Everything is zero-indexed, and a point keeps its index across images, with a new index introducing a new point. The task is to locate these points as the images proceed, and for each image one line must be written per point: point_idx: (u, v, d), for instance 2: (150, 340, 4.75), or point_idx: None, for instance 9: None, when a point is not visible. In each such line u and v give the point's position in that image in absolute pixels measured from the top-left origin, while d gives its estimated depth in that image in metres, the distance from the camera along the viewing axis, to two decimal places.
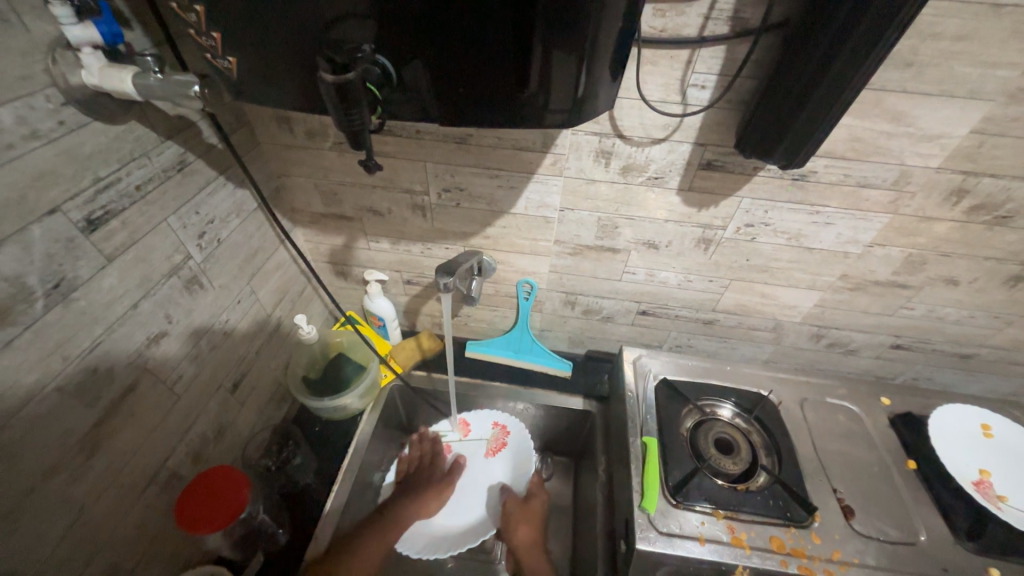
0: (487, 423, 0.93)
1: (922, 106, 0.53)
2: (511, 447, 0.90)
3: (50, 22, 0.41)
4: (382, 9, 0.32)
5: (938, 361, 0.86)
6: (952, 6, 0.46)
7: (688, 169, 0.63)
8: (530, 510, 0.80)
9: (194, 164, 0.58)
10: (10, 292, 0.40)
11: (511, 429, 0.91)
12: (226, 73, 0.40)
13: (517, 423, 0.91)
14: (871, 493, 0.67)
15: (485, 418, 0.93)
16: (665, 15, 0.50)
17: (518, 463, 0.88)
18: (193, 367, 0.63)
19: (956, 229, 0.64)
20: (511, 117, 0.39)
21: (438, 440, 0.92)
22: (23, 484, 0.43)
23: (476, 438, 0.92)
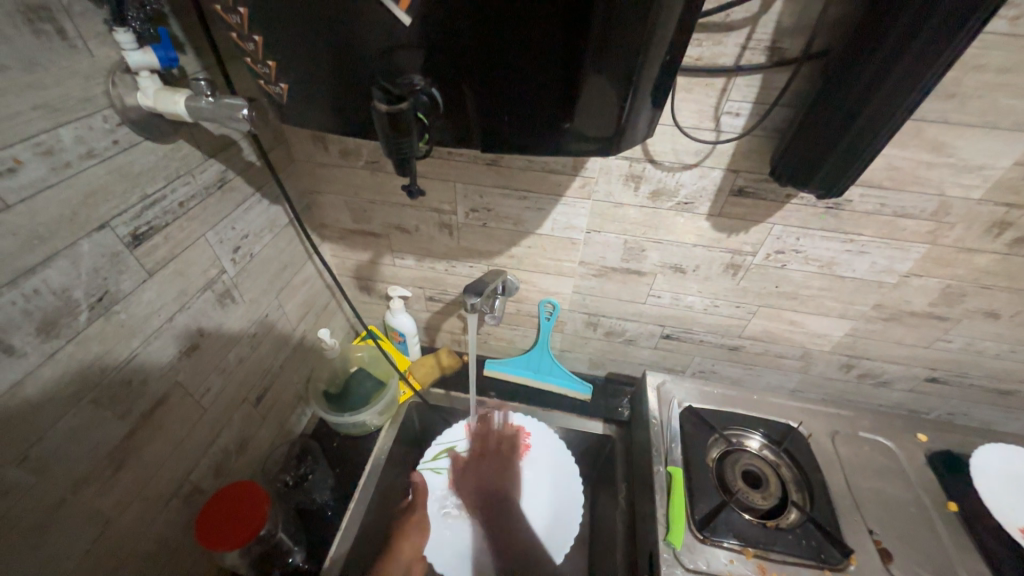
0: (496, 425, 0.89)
1: (964, 137, 0.52)
2: (534, 449, 0.87)
3: (113, 48, 0.43)
4: (434, 41, 0.33)
5: (975, 396, 0.82)
6: (998, 39, 0.45)
7: (719, 195, 0.63)
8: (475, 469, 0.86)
9: (234, 181, 0.60)
10: (56, 305, 0.41)
11: (531, 429, 0.88)
12: (277, 97, 0.41)
13: (536, 424, 0.89)
14: (910, 535, 0.64)
15: (494, 421, 0.89)
16: (703, 44, 0.50)
17: (542, 465, 0.85)
18: (220, 380, 0.64)
19: (997, 262, 0.62)
20: (550, 144, 0.39)
21: (449, 453, 0.86)
22: (55, 496, 0.43)
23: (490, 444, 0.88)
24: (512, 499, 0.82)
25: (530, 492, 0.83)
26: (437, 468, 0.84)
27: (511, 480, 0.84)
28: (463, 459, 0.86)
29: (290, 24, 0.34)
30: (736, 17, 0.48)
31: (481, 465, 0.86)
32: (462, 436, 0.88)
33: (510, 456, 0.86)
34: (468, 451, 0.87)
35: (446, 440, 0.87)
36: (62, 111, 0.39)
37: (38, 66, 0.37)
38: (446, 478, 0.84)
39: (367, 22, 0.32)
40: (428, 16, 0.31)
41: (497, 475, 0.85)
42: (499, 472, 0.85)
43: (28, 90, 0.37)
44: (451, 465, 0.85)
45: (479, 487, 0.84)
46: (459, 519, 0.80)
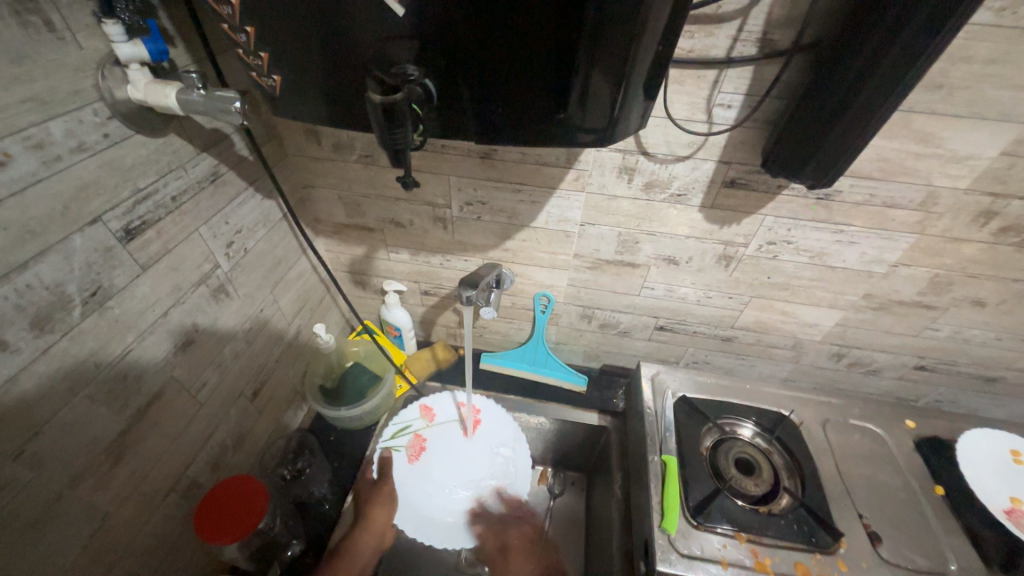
0: (449, 404, 0.90)
1: (951, 128, 0.53)
2: (486, 422, 0.88)
3: (101, 40, 0.42)
4: (429, 33, 0.33)
5: (962, 383, 0.84)
6: (984, 30, 0.46)
7: (711, 186, 0.63)
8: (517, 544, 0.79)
9: (226, 175, 0.60)
10: (50, 300, 0.41)
11: (481, 405, 0.89)
12: (269, 90, 0.41)
13: (487, 400, 0.90)
14: (898, 519, 0.65)
15: (450, 402, 0.90)
16: (695, 36, 0.50)
17: (496, 438, 0.86)
18: (216, 375, 0.64)
19: (984, 251, 0.63)
20: (543, 135, 0.39)
21: (407, 431, 0.85)
22: (52, 491, 0.43)
23: (445, 421, 0.88)
24: (469, 470, 0.83)
25: (488, 461, 0.84)
26: (396, 444, 0.82)
27: (468, 453, 0.85)
28: (421, 436, 0.85)
29: (282, 15, 0.34)
30: (727, 8, 0.48)
31: (438, 441, 0.85)
32: (417, 416, 0.87)
33: (466, 430, 0.87)
34: (426, 429, 0.86)
35: (402, 419, 0.86)
36: (51, 104, 0.39)
37: (25, 58, 0.37)
38: (406, 454, 0.82)
39: (361, 13, 0.32)
40: (421, 6, 0.31)
41: (451, 450, 0.85)
42: (454, 447, 0.85)
43: (16, 84, 0.36)
44: (409, 442, 0.84)
45: (440, 462, 0.83)
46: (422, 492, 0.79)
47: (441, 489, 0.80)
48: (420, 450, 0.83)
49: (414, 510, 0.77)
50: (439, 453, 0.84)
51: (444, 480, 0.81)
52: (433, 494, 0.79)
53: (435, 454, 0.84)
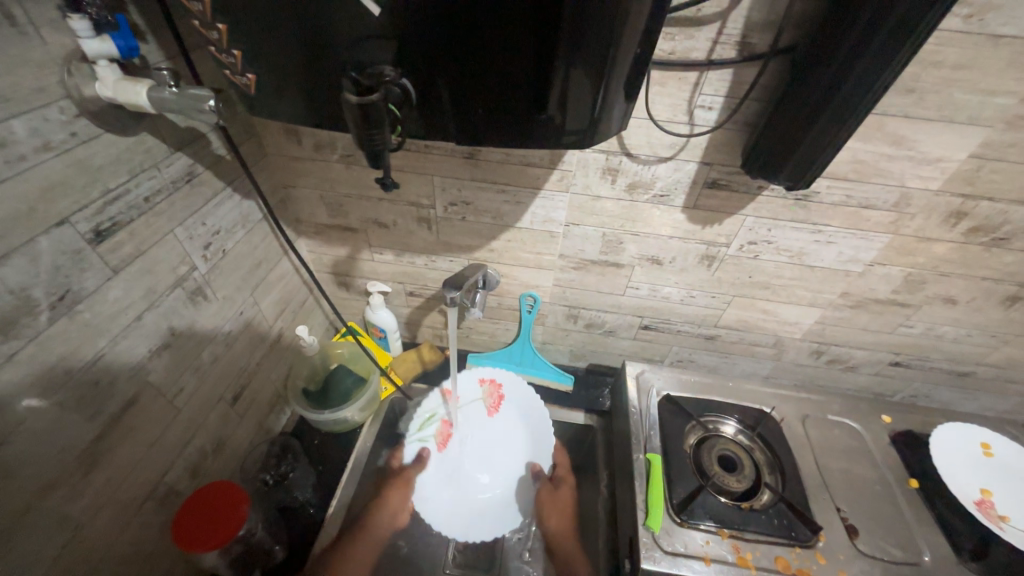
0: (473, 383, 0.90)
1: (922, 131, 0.54)
2: (509, 396, 0.89)
3: (67, 35, 0.41)
4: (406, 33, 0.33)
5: (935, 378, 0.87)
6: (952, 36, 0.47)
7: (693, 187, 0.64)
8: (560, 499, 0.79)
9: (203, 175, 0.58)
10: (14, 304, 0.39)
11: (501, 378, 0.91)
12: (244, 88, 0.40)
13: (507, 373, 0.91)
14: (875, 511, 0.67)
15: (469, 380, 0.90)
16: (675, 38, 0.51)
17: (519, 412, 0.88)
18: (195, 379, 0.62)
19: (955, 250, 0.65)
20: (524, 136, 0.39)
21: (433, 419, 0.86)
22: (20, 502, 0.42)
23: (468, 401, 0.89)
24: (497, 457, 0.84)
25: (513, 438, 0.86)
26: (423, 436, 0.85)
27: (494, 438, 0.86)
28: (447, 423, 0.86)
29: (256, 13, 0.33)
30: (707, 11, 0.49)
31: (464, 427, 0.86)
32: (440, 401, 0.88)
33: (490, 414, 0.88)
34: (450, 415, 0.87)
35: (427, 407, 0.87)
36: (12, 101, 0.37)
37: None
38: (435, 443, 0.84)
39: (335, 14, 0.32)
40: (396, 4, 0.31)
41: (478, 436, 0.86)
42: (480, 433, 0.86)
43: None
44: (437, 430, 0.86)
45: (469, 446, 0.85)
46: (452, 479, 0.82)
47: (470, 477, 0.82)
48: (449, 436, 0.85)
49: (444, 498, 0.80)
50: (466, 439, 0.86)
51: (472, 468, 0.83)
52: (463, 480, 0.82)
53: (463, 441, 0.85)
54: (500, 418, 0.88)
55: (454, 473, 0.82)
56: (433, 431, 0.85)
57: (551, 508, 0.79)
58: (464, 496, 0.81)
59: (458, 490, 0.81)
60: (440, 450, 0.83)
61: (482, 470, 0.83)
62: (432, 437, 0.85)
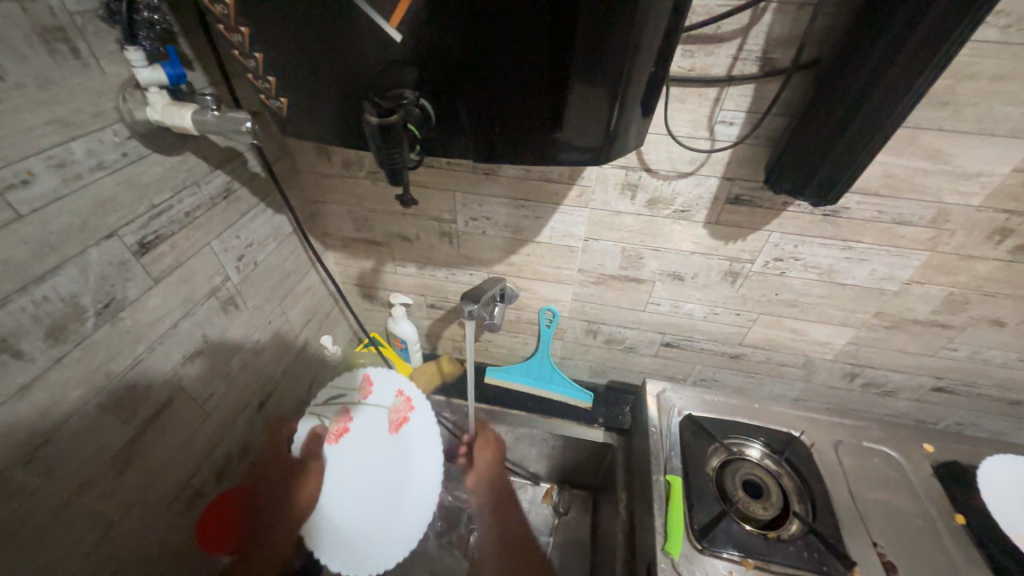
0: (390, 390, 0.75)
1: (960, 144, 0.52)
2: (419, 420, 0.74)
3: (124, 65, 0.45)
4: (426, 57, 0.34)
5: (983, 406, 0.81)
6: (989, 47, 0.45)
7: (716, 203, 0.63)
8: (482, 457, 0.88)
9: (239, 191, 0.62)
10: (64, 310, 0.42)
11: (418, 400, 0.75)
12: (277, 111, 0.43)
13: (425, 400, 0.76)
14: (916, 548, 0.62)
15: (391, 381, 0.75)
16: (694, 56, 0.51)
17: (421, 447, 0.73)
18: (223, 385, 0.65)
19: (1001, 269, 0.62)
20: (540, 153, 0.40)
21: (338, 403, 0.75)
22: (59, 497, 0.44)
23: (375, 405, 0.74)
24: (385, 470, 0.72)
25: (409, 468, 0.72)
26: (324, 414, 0.74)
27: (392, 448, 0.73)
28: (349, 412, 0.73)
29: (289, 41, 0.35)
30: (727, 29, 0.49)
31: (366, 421, 0.73)
32: (354, 386, 0.75)
33: (397, 425, 0.73)
34: (356, 405, 0.74)
35: (337, 386, 0.76)
36: (73, 125, 0.41)
37: (51, 84, 0.39)
38: (327, 434, 0.73)
39: (360, 42, 0.34)
40: (417, 32, 0.33)
41: (376, 437, 0.73)
42: (380, 436, 0.73)
43: (42, 107, 0.38)
44: (336, 419, 0.74)
45: (362, 452, 0.72)
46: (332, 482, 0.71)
47: (349, 477, 0.71)
48: (342, 434, 0.73)
49: (329, 500, 0.70)
50: (362, 434, 0.73)
51: (355, 468, 0.71)
52: (343, 495, 0.70)
53: (357, 438, 0.73)
54: (406, 433, 0.73)
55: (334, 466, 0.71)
56: (334, 413, 0.74)
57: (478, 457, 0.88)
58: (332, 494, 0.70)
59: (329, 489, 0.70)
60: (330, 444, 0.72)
61: (363, 480, 0.71)
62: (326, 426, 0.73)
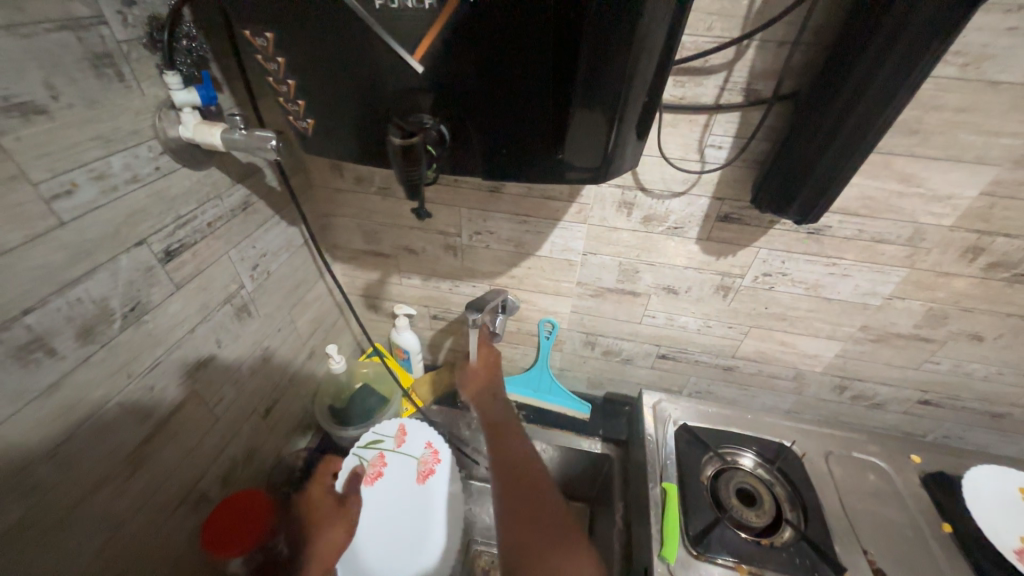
0: (421, 441, 0.82)
1: (930, 169, 0.56)
2: (445, 471, 0.79)
3: (161, 88, 0.48)
4: (442, 86, 0.38)
5: (968, 419, 0.84)
6: (951, 82, 0.50)
7: (707, 221, 0.67)
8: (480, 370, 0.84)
9: (256, 204, 0.65)
10: (94, 312, 0.45)
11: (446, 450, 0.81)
12: (303, 131, 0.46)
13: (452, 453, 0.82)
14: (904, 556, 0.64)
15: (424, 431, 0.83)
16: (685, 86, 0.55)
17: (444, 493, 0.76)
18: (233, 390, 0.67)
19: (975, 285, 0.65)
20: (543, 172, 0.44)
21: (376, 446, 0.81)
22: (76, 494, 0.46)
23: (409, 453, 0.80)
24: (410, 517, 0.74)
25: (431, 514, 0.74)
26: (361, 455, 0.79)
27: (419, 496, 0.76)
28: (385, 457, 0.79)
29: (319, 71, 0.39)
30: (714, 62, 0.53)
31: (398, 469, 0.78)
32: (390, 433, 0.83)
33: (425, 475, 0.78)
34: (392, 451, 0.80)
35: (377, 432, 0.83)
36: (114, 141, 0.44)
37: (97, 104, 0.42)
38: (363, 474, 0.77)
39: (383, 73, 0.38)
40: (436, 65, 0.37)
41: (405, 485, 0.77)
42: (408, 485, 0.77)
43: (87, 125, 0.42)
44: (371, 459, 0.79)
45: (392, 494, 0.76)
46: (363, 526, 0.72)
47: (376, 522, 0.73)
48: (376, 476, 0.77)
49: (356, 545, 0.70)
50: (393, 480, 0.77)
51: (382, 513, 0.74)
52: (369, 540, 0.71)
53: (388, 483, 0.76)
54: (432, 484, 0.77)
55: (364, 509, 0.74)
56: (370, 456, 0.79)
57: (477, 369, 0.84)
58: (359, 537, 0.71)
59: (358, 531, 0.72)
60: (365, 484, 0.76)
61: (388, 526, 0.72)
62: (363, 465, 0.78)
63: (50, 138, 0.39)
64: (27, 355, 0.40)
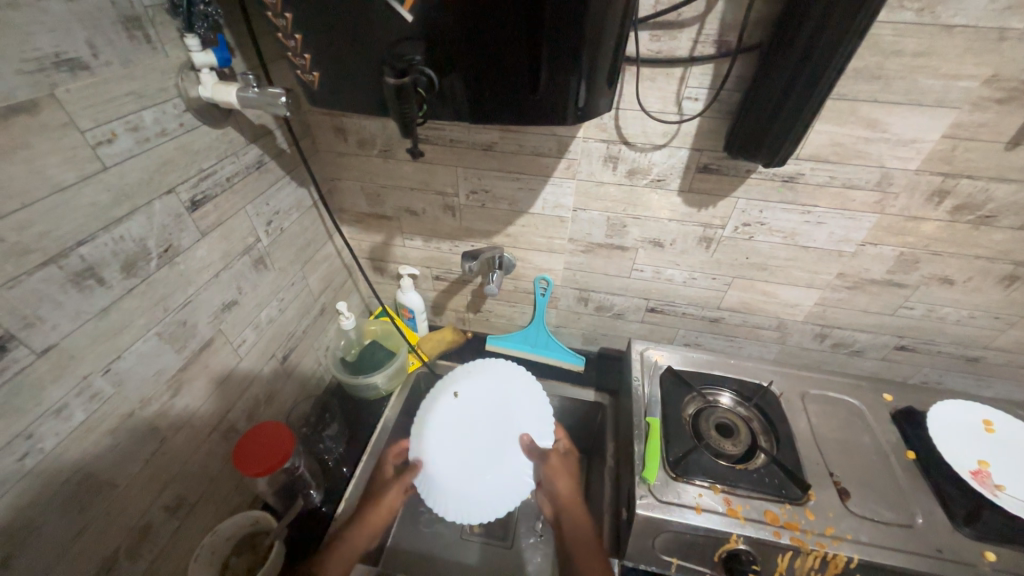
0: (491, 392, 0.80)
1: (894, 114, 0.59)
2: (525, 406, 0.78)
3: (182, 50, 0.54)
4: (428, 33, 0.43)
5: (944, 364, 0.88)
6: (908, 28, 0.53)
7: (687, 172, 0.71)
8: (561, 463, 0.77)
9: (269, 164, 0.71)
10: (134, 250, 0.51)
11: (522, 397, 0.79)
12: (310, 84, 0.52)
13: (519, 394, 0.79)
14: (869, 479, 0.69)
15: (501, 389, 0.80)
16: (660, 40, 0.59)
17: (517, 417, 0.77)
18: (253, 334, 0.74)
19: (943, 229, 0.69)
20: (524, 115, 0.48)
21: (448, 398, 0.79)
22: (127, 407, 0.53)
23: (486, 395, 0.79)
24: (483, 450, 0.74)
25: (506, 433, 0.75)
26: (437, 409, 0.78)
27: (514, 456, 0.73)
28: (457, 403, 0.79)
29: (321, 26, 0.45)
30: (687, 16, 0.57)
31: (523, 413, 0.77)
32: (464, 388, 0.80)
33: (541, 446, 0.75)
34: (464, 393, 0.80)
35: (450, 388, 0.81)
36: (145, 98, 0.50)
37: (130, 63, 0.48)
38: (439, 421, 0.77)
39: (379, 25, 0.43)
40: (422, 15, 0.41)
41: (512, 419, 0.77)
42: (513, 431, 0.75)
43: (123, 81, 0.47)
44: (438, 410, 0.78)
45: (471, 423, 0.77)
46: (457, 445, 0.75)
47: (463, 409, 0.79)
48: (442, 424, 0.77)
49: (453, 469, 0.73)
50: (514, 407, 0.78)
51: (471, 412, 0.78)
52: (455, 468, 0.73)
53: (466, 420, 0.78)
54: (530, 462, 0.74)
55: (466, 377, 0.81)
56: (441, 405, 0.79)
57: (559, 473, 0.76)
58: (446, 399, 0.79)
59: (441, 401, 0.79)
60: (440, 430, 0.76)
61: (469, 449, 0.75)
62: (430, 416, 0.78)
63: (93, 91, 0.45)
64: (82, 282, 0.46)
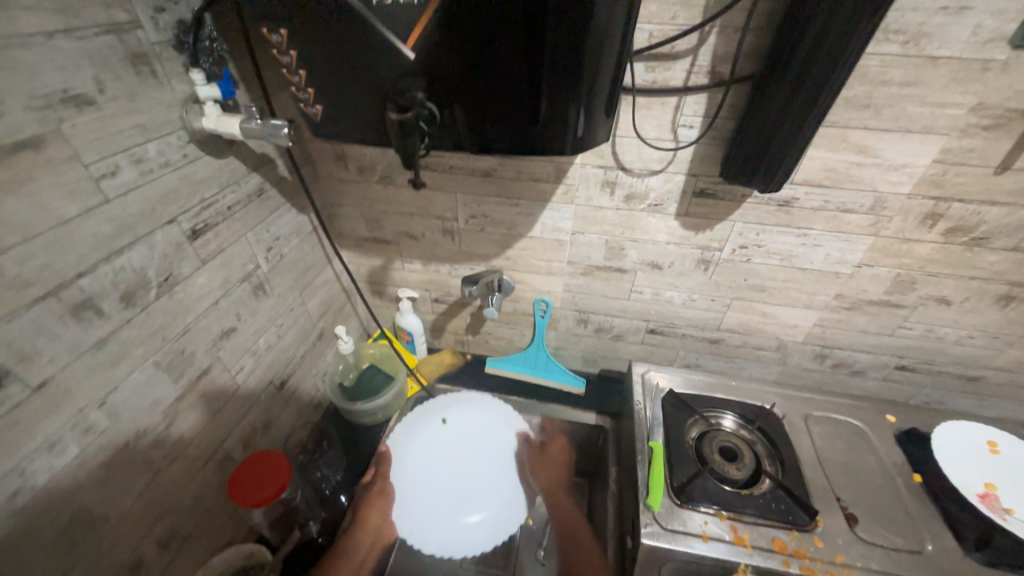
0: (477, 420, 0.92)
1: (885, 140, 0.61)
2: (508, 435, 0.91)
3: (187, 84, 0.55)
4: (431, 68, 0.44)
5: (945, 384, 0.88)
6: (895, 59, 0.55)
7: (683, 196, 0.72)
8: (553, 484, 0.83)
9: (269, 192, 0.72)
10: (135, 280, 0.51)
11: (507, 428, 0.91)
12: (313, 116, 0.53)
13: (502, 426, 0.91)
14: (876, 504, 0.68)
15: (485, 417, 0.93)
16: (655, 71, 0.61)
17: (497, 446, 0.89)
18: (251, 361, 0.73)
19: (937, 250, 0.70)
20: (523, 145, 0.49)
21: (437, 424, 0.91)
22: (122, 439, 0.52)
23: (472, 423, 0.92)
24: (466, 475, 0.85)
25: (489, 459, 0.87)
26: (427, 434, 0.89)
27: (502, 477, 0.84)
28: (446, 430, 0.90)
29: (324, 63, 0.46)
30: (680, 48, 0.59)
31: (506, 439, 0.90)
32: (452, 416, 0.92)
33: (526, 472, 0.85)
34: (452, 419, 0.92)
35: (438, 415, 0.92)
36: (150, 130, 0.51)
37: (136, 96, 0.49)
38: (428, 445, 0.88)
39: (382, 61, 0.44)
40: (425, 52, 0.43)
41: (495, 446, 0.89)
42: (496, 457, 0.87)
43: (128, 115, 0.48)
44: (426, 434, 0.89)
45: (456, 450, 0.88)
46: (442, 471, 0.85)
47: (449, 435, 0.90)
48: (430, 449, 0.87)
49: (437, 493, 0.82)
50: (495, 436, 0.90)
51: (456, 439, 0.89)
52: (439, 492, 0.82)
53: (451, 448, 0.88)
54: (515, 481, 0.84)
55: (453, 407, 0.93)
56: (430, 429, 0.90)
57: (555, 494, 0.81)
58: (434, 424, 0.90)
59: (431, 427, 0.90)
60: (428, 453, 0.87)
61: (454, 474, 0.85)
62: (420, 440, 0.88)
63: (99, 125, 0.45)
64: (81, 313, 0.46)
